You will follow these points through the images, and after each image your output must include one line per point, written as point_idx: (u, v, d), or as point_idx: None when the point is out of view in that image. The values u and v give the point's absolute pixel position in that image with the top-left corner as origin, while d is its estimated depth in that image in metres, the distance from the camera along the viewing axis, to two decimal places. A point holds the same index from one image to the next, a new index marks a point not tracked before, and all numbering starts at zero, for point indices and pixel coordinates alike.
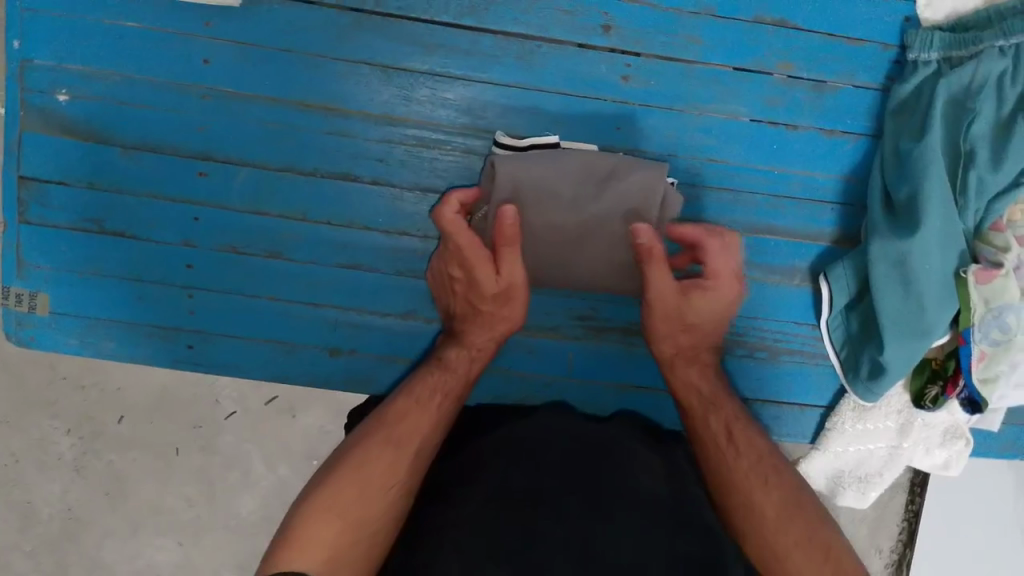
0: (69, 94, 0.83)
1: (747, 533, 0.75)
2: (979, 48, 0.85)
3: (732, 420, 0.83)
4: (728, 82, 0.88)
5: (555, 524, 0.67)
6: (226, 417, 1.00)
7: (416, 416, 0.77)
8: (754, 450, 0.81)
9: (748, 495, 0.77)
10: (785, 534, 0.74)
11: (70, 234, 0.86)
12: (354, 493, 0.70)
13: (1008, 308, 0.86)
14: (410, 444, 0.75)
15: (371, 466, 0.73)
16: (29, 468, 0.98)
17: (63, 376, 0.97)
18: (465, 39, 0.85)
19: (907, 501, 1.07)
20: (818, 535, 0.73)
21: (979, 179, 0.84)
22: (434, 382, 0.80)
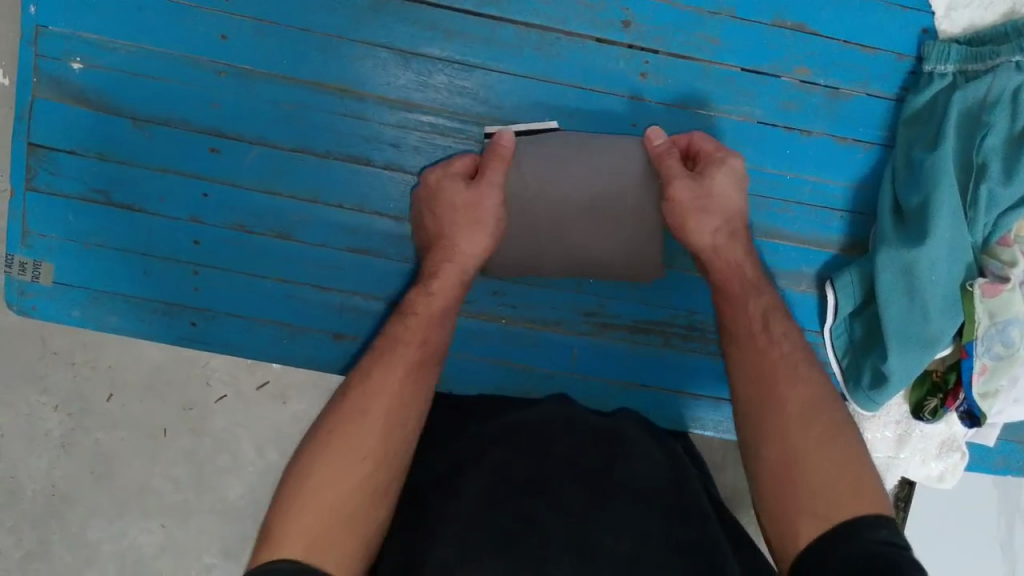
0: (83, 63, 0.82)
1: (771, 437, 0.69)
2: (996, 62, 0.85)
3: (772, 309, 0.78)
4: (744, 84, 0.88)
5: (553, 513, 0.65)
6: (216, 400, 0.98)
7: (378, 384, 0.70)
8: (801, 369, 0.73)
9: (774, 387, 0.71)
10: (805, 429, 0.68)
11: (76, 204, 0.86)
12: (329, 469, 0.65)
13: (1011, 323, 0.86)
14: (380, 407, 0.69)
15: (347, 448, 0.66)
16: (16, 445, 0.96)
17: (55, 351, 0.96)
18: (484, 28, 0.85)
19: (891, 515, 1.07)
20: (841, 436, 0.68)
21: (990, 192, 0.85)
22: (391, 342, 0.74)
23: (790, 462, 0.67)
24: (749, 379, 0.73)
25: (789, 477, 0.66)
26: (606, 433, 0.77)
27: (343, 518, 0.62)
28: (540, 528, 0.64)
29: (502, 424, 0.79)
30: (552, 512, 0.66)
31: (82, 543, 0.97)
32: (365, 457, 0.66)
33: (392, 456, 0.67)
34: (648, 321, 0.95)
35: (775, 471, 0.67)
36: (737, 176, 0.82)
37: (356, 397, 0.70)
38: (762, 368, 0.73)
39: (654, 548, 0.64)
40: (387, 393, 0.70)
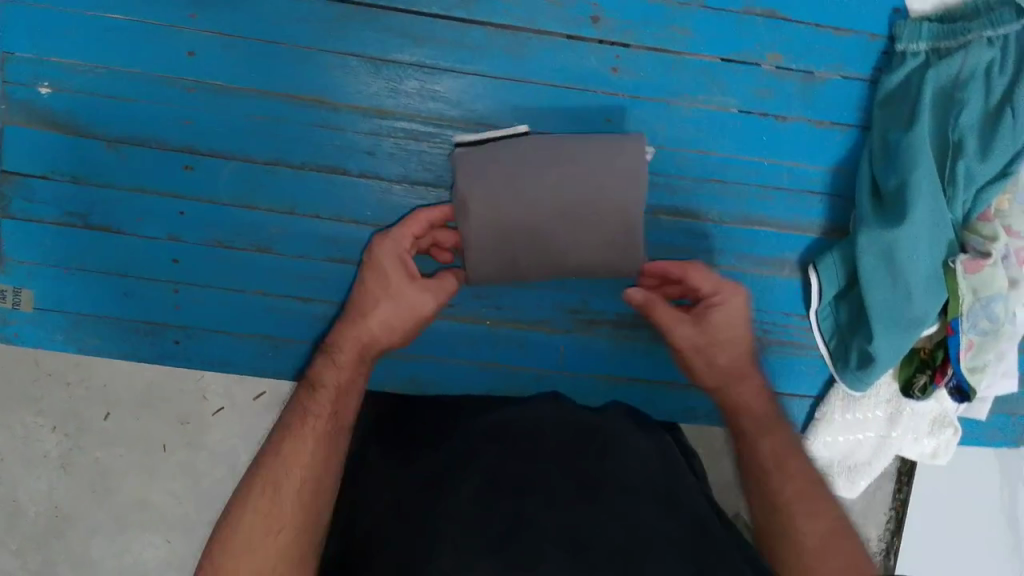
0: (51, 86, 0.82)
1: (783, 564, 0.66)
2: (967, 38, 0.85)
3: (777, 452, 0.75)
4: (717, 74, 0.88)
5: (544, 511, 0.66)
6: (213, 413, 0.98)
7: (290, 445, 0.68)
8: (789, 452, 0.72)
9: (752, 438, 0.73)
10: (776, 448, 0.72)
11: (53, 229, 0.85)
12: (263, 524, 0.64)
13: (995, 299, 0.86)
14: (325, 404, 0.71)
15: (262, 516, 0.65)
16: (13, 466, 0.96)
17: (47, 373, 0.95)
18: (453, 31, 0.84)
19: (894, 489, 1.07)
20: (820, 476, 0.71)
21: (967, 170, 0.85)
22: (301, 407, 0.71)
23: (765, 483, 0.71)
24: (758, 480, 0.71)
25: (784, 520, 0.68)
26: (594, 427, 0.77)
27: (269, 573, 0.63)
28: (532, 527, 0.64)
29: (490, 425, 0.79)
30: (544, 511, 0.66)
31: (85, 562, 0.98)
32: (286, 522, 0.65)
33: (306, 516, 0.65)
34: (635, 315, 0.95)
35: (768, 516, 0.69)
36: (740, 316, 0.77)
37: (302, 394, 0.72)
38: (759, 476, 0.71)
39: (646, 545, 0.64)
40: (330, 387, 0.72)
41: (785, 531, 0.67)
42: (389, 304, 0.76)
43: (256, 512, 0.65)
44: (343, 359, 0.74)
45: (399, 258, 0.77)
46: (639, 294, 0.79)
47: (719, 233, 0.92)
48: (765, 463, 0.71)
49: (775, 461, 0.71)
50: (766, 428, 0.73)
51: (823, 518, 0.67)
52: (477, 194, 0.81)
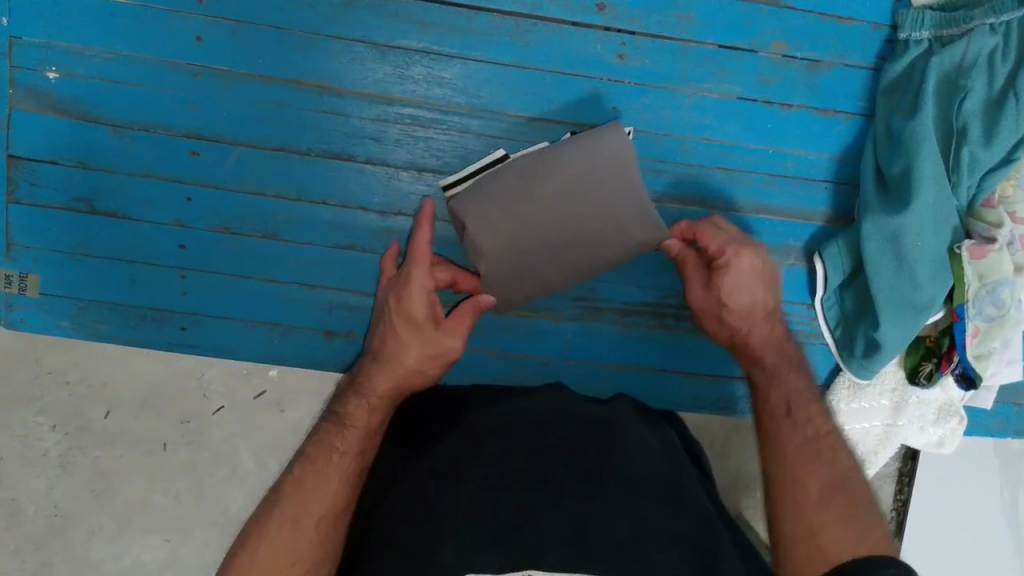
0: (59, 71, 0.82)
1: (781, 500, 0.69)
2: (970, 26, 0.85)
3: (795, 395, 0.75)
4: (722, 62, 0.89)
5: (552, 508, 0.65)
6: (214, 411, 0.93)
7: (310, 479, 0.70)
8: (794, 402, 0.74)
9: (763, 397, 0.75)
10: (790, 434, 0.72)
11: (60, 214, 0.85)
12: (273, 553, 0.66)
13: (1001, 284, 0.86)
14: (332, 461, 0.72)
15: (276, 546, 0.67)
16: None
17: (48, 371, 0.90)
18: (458, 17, 0.85)
19: (895, 491, 1.08)
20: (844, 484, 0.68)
21: (972, 156, 0.85)
22: (328, 441, 0.73)
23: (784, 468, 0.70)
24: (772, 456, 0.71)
25: (789, 484, 0.69)
26: (601, 421, 0.77)
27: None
28: (538, 522, 0.64)
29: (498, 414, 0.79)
30: (548, 505, 0.66)
31: None
32: (300, 555, 0.67)
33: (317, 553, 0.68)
34: (641, 303, 0.95)
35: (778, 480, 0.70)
36: (757, 277, 0.79)
37: (308, 453, 0.72)
38: (771, 421, 0.74)
39: (649, 539, 0.64)
40: (340, 446, 0.73)
41: (794, 484, 0.69)
42: (414, 349, 0.79)
43: (268, 541, 0.67)
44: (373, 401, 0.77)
45: (430, 305, 0.79)
46: (676, 245, 0.85)
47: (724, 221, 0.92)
48: (782, 427, 0.73)
49: (784, 406, 0.74)
50: (777, 378, 0.76)
51: (830, 468, 0.69)
52: (486, 239, 0.81)
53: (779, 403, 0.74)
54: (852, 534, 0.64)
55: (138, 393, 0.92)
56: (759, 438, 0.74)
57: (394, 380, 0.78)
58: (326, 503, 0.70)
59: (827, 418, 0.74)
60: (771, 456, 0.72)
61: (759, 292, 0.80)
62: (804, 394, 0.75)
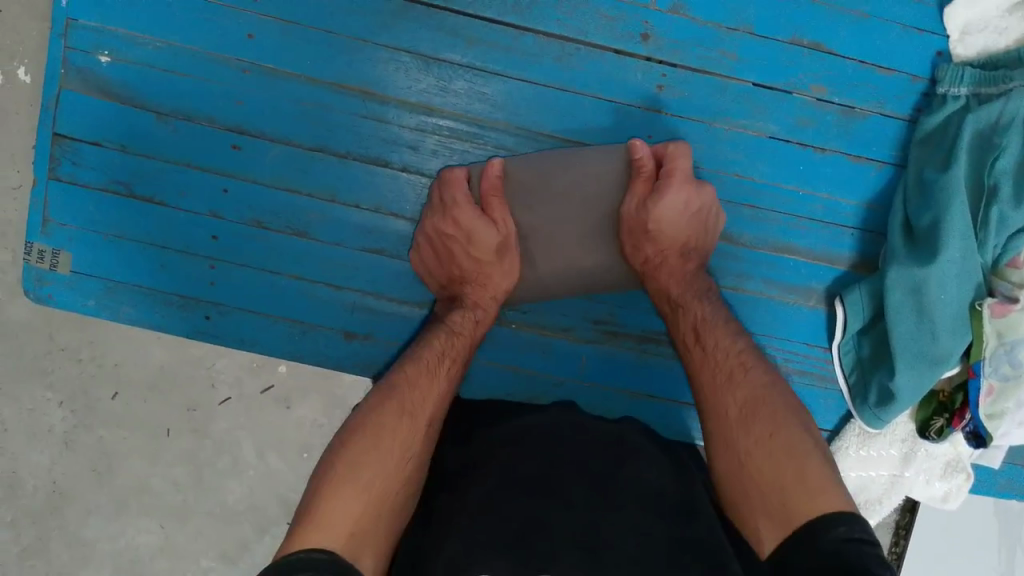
0: (111, 56, 0.84)
1: (721, 434, 0.74)
2: (1009, 85, 0.86)
3: (702, 320, 0.82)
4: (760, 100, 0.90)
5: (563, 513, 0.66)
6: (220, 402, 0.98)
7: (409, 393, 0.75)
8: (701, 329, 0.81)
9: (699, 361, 0.80)
10: (744, 431, 0.73)
11: (98, 194, 0.87)
12: (365, 473, 0.68)
13: (1020, 344, 0.86)
14: (422, 411, 0.75)
15: (370, 462, 0.69)
16: (18, 437, 0.96)
17: (62, 347, 0.96)
18: (504, 36, 0.87)
19: (891, 543, 1.09)
20: (781, 431, 0.72)
21: (1001, 215, 0.85)
22: (439, 348, 0.80)
23: (744, 473, 0.71)
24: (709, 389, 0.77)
25: (742, 480, 0.71)
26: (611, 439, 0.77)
27: (369, 522, 0.66)
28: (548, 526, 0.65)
29: (509, 426, 0.79)
30: (559, 511, 0.66)
31: (80, 540, 0.98)
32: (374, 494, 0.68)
33: (415, 458, 0.72)
34: (656, 332, 0.96)
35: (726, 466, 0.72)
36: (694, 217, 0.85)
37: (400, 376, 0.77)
38: (685, 349, 0.81)
39: (660, 547, 0.64)
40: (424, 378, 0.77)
41: (747, 472, 0.71)
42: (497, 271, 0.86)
43: (356, 466, 0.69)
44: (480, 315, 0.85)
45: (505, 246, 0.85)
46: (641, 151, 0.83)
47: (748, 258, 0.93)
48: (695, 355, 0.80)
49: (727, 373, 0.77)
50: (684, 311, 0.83)
51: (744, 389, 0.76)
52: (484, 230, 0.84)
53: (732, 406, 0.75)
54: (781, 466, 0.69)
55: (148, 379, 0.97)
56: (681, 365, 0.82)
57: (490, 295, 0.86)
58: (411, 427, 0.73)
59: (737, 337, 0.81)
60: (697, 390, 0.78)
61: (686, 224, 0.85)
62: (708, 320, 0.82)
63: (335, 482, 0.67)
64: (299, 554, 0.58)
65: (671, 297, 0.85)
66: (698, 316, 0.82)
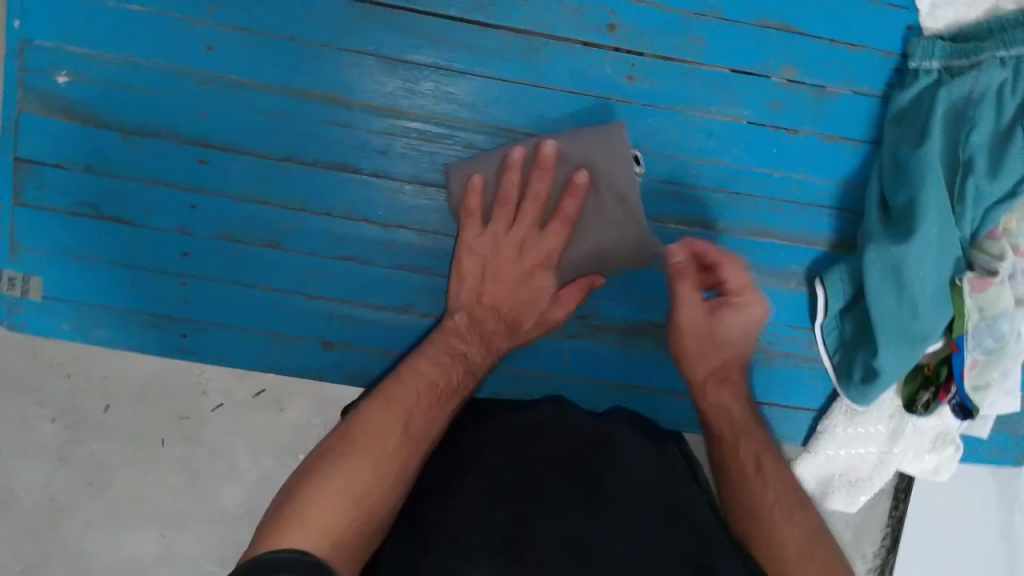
0: (68, 75, 0.82)
1: (745, 512, 0.72)
2: (980, 58, 0.86)
3: (729, 365, 0.81)
4: (731, 85, 0.89)
5: (552, 519, 0.64)
6: (212, 410, 0.93)
7: (406, 395, 0.71)
8: (764, 460, 0.76)
9: (716, 401, 0.80)
10: (772, 509, 0.72)
11: (64, 217, 0.85)
12: (352, 480, 0.63)
13: (1000, 317, 0.87)
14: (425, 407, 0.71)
15: (366, 458, 0.65)
16: (7, 455, 0.90)
17: None
18: (469, 34, 0.85)
19: (891, 507, 1.05)
20: (816, 529, 0.71)
21: (977, 189, 0.85)
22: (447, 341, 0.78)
23: (757, 518, 0.71)
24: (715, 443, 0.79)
25: (759, 529, 0.71)
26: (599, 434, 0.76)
27: (350, 529, 0.61)
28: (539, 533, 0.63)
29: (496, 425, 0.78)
30: (550, 515, 0.65)
31: (75, 558, 0.91)
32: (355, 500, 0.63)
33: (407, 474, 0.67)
34: (639, 323, 0.95)
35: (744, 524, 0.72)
36: (752, 323, 0.81)
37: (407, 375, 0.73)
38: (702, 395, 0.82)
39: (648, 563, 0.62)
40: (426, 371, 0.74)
41: (766, 532, 0.70)
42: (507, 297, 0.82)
43: (340, 473, 0.64)
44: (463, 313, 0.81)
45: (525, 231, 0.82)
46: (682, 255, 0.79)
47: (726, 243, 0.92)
48: (722, 396, 0.80)
49: (754, 458, 0.76)
50: (718, 350, 0.81)
51: (804, 526, 0.71)
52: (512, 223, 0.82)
53: (749, 458, 0.76)
54: (805, 548, 0.69)
55: None
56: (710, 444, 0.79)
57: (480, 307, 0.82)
58: (401, 440, 0.68)
59: (791, 474, 0.76)
60: (747, 516, 0.72)
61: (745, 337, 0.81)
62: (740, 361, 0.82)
63: (316, 480, 0.63)
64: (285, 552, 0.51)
65: (732, 418, 0.79)
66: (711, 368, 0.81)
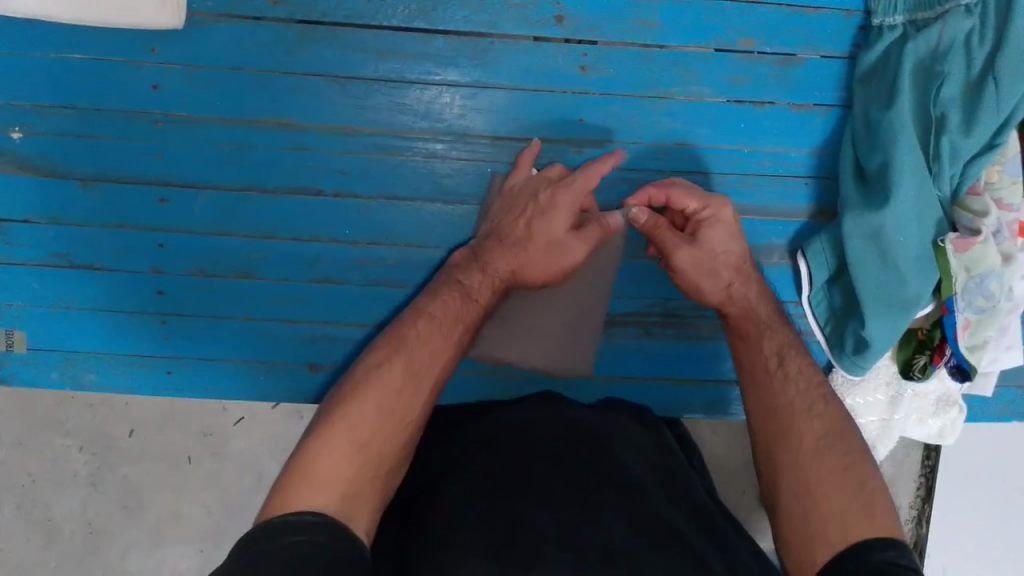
0: (22, 131, 0.82)
1: (781, 449, 0.69)
2: (945, 8, 0.82)
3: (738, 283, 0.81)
4: (689, 64, 0.86)
5: (547, 508, 0.61)
6: (234, 423, 0.99)
7: (389, 373, 0.69)
8: (786, 355, 0.76)
9: (755, 335, 0.78)
10: (806, 427, 0.69)
11: (38, 270, 0.86)
12: (359, 424, 0.65)
13: (989, 275, 0.84)
14: (428, 369, 0.72)
15: (378, 399, 0.67)
16: (45, 486, 0.97)
17: (71, 395, 0.96)
18: (415, 42, 0.83)
19: (923, 457, 1.07)
20: (853, 463, 0.66)
21: (951, 145, 0.82)
22: (450, 305, 0.78)
23: (803, 492, 0.66)
24: (762, 375, 0.75)
25: (796, 482, 0.66)
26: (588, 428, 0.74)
27: (365, 481, 0.62)
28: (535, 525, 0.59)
29: (486, 423, 0.76)
30: (542, 508, 0.61)
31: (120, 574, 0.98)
32: (370, 448, 0.64)
33: (414, 420, 0.69)
34: (625, 314, 0.94)
35: (789, 469, 0.68)
36: (732, 229, 0.81)
37: (416, 326, 0.75)
38: (739, 337, 0.79)
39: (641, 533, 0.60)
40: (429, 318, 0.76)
41: (795, 460, 0.68)
42: (540, 252, 0.84)
43: (351, 416, 0.66)
44: (494, 277, 0.83)
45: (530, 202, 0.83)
46: (642, 215, 0.82)
47: None
48: (748, 329, 0.79)
49: (777, 357, 0.76)
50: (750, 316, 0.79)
51: (823, 420, 0.70)
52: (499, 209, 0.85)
53: (801, 399, 0.72)
54: (846, 490, 0.64)
55: (160, 411, 0.98)
56: (739, 346, 0.79)
57: (516, 264, 0.84)
58: (411, 399, 0.69)
59: (817, 370, 0.75)
60: (763, 412, 0.73)
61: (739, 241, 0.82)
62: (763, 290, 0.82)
63: (329, 429, 0.64)
64: (296, 517, 0.56)
65: (759, 320, 0.79)
66: (745, 304, 0.81)
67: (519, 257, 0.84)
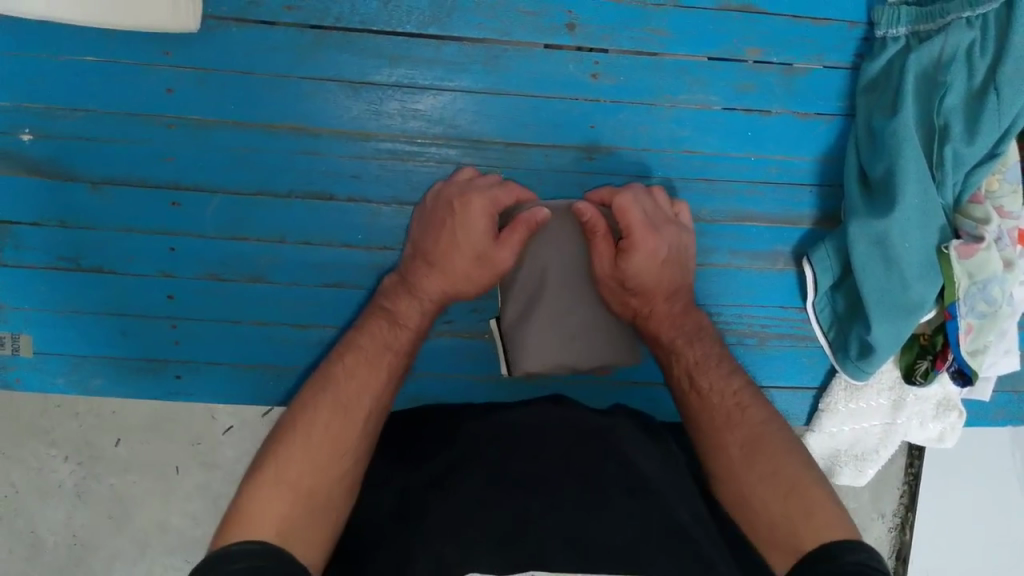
0: (33, 133, 0.82)
1: (717, 460, 0.68)
2: (946, 20, 0.84)
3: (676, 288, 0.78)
4: (698, 72, 0.88)
5: (551, 510, 0.61)
6: (223, 431, 0.95)
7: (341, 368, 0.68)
8: (707, 359, 0.75)
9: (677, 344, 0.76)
10: (732, 428, 0.68)
11: (46, 275, 0.86)
12: (287, 465, 0.60)
13: (991, 281, 0.86)
14: (370, 377, 0.68)
15: (310, 444, 0.62)
16: (29, 498, 0.94)
17: (57, 404, 0.92)
18: (429, 49, 0.84)
19: (906, 464, 1.08)
20: (783, 468, 0.64)
21: (955, 153, 0.84)
22: (380, 334, 0.72)
23: (739, 501, 0.65)
24: (689, 376, 0.73)
25: (732, 484, 0.66)
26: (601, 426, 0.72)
27: (304, 521, 0.59)
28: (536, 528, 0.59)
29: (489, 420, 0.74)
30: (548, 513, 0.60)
31: None
32: (307, 488, 0.60)
33: (353, 448, 0.64)
34: None
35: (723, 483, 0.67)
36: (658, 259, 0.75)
37: (366, 335, 0.72)
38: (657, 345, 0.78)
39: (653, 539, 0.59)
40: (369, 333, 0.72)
41: (724, 465, 0.67)
42: (465, 262, 0.73)
43: (277, 462, 0.61)
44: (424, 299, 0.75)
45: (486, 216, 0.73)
46: (589, 210, 0.73)
47: (710, 232, 0.92)
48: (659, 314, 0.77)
49: (689, 368, 0.74)
50: (677, 355, 0.76)
51: (745, 428, 0.68)
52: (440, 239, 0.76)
53: (715, 386, 0.72)
54: (786, 496, 0.63)
55: (147, 419, 0.94)
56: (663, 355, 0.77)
57: (448, 286, 0.74)
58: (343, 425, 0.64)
59: (739, 376, 0.73)
60: (698, 431, 0.70)
61: (660, 271, 0.76)
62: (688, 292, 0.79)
63: (257, 474, 0.60)
64: (241, 546, 0.53)
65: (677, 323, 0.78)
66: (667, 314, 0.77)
67: (451, 280, 0.74)
